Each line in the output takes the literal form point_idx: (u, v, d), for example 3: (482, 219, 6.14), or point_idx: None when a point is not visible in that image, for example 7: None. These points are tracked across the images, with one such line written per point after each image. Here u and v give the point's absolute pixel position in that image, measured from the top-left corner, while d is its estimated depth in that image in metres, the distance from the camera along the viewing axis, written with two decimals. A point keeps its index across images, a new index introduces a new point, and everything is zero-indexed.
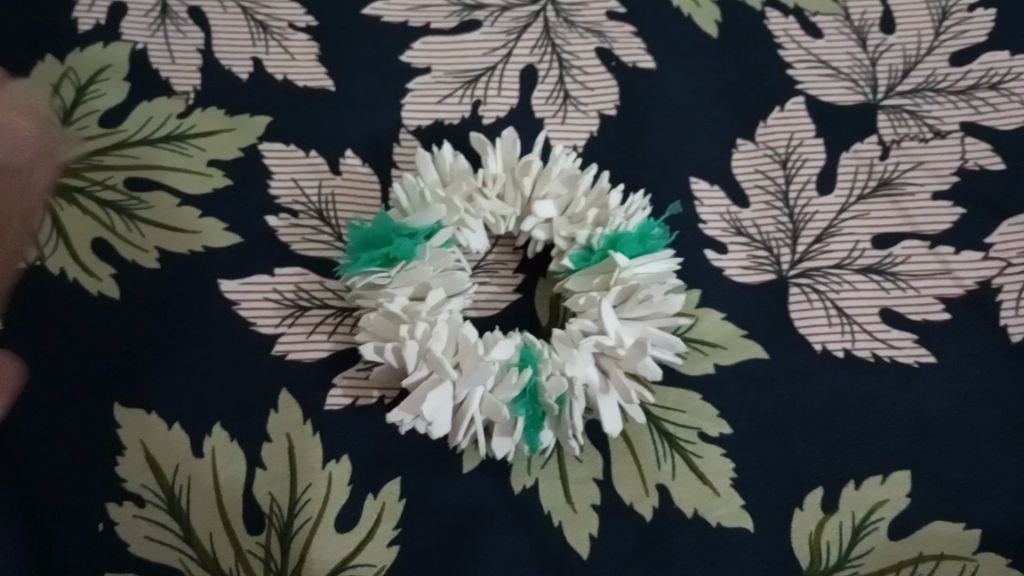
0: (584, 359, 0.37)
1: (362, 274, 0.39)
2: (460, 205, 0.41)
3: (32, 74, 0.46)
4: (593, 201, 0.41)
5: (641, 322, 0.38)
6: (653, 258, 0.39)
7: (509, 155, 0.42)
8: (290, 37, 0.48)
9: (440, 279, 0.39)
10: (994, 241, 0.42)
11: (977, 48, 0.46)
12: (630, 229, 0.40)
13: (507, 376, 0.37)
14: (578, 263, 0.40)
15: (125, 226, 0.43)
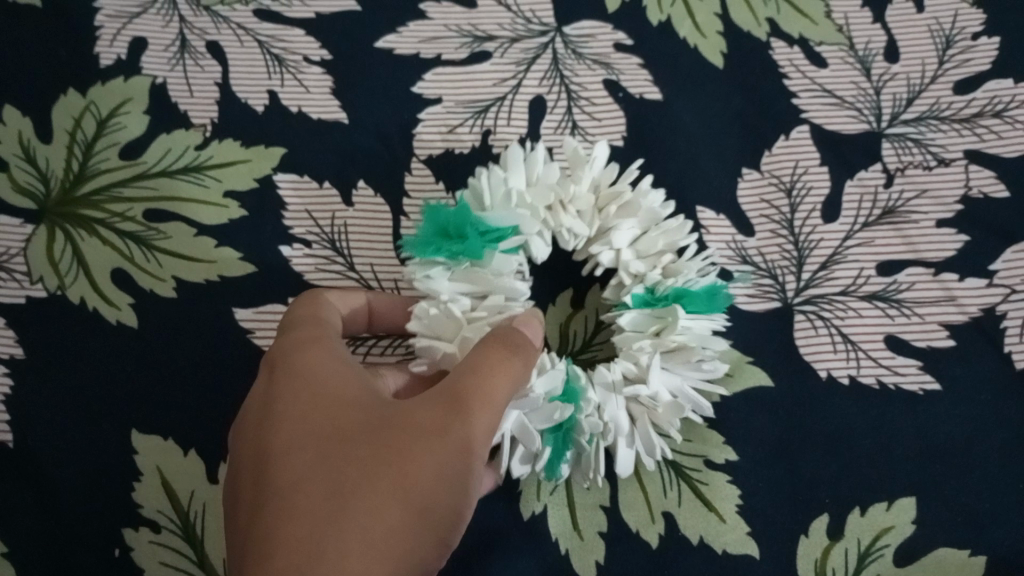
0: (619, 404, 0.38)
1: (425, 265, 0.38)
2: (539, 214, 0.39)
3: (56, 108, 0.47)
4: (668, 246, 0.40)
5: (681, 379, 0.39)
6: (712, 322, 0.39)
7: (598, 175, 0.41)
8: (305, 71, 0.48)
9: (503, 285, 0.38)
10: (998, 268, 0.42)
11: (981, 76, 0.46)
12: (700, 284, 0.40)
13: (545, 409, 0.36)
14: (636, 303, 0.39)
15: (143, 257, 0.44)
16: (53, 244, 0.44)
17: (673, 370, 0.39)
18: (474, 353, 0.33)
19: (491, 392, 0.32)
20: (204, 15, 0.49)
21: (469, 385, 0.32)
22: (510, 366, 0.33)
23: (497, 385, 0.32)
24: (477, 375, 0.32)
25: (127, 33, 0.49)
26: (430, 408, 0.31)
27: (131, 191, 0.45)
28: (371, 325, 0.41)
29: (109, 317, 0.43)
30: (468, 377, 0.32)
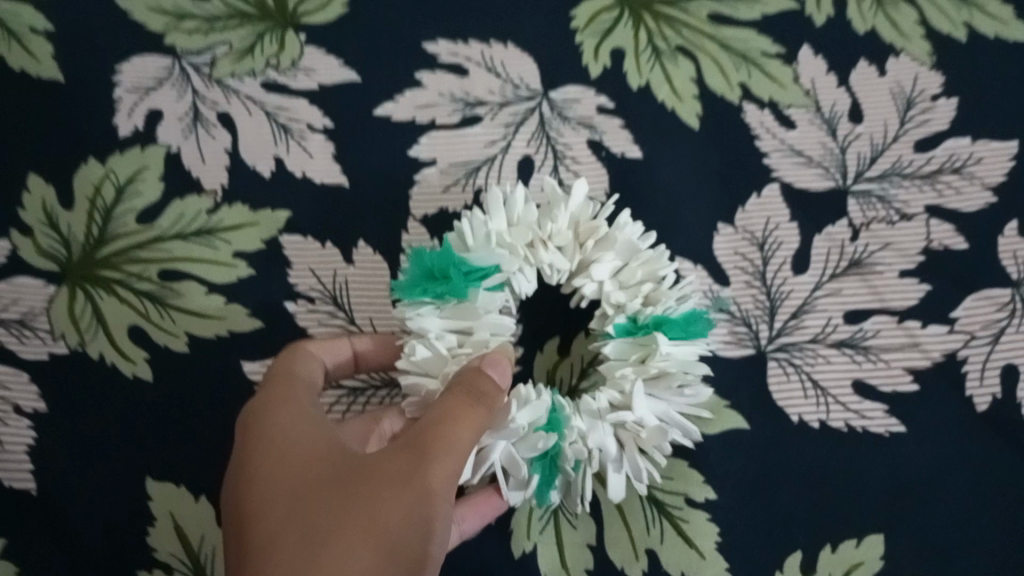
0: (604, 431, 0.40)
1: (414, 305, 0.40)
2: (519, 253, 0.41)
3: (77, 177, 0.50)
4: (649, 274, 0.41)
5: (668, 402, 0.40)
6: (694, 347, 0.40)
7: (577, 209, 0.42)
8: (309, 138, 0.51)
9: (489, 321, 0.40)
10: (959, 315, 0.45)
11: (942, 135, 0.49)
12: (680, 311, 0.41)
13: (530, 438, 0.39)
14: (619, 333, 0.41)
15: (158, 314, 0.48)
16: (75, 303, 0.48)
17: (658, 395, 0.40)
18: (440, 402, 0.36)
19: (454, 440, 0.35)
20: (217, 88, 0.51)
21: (435, 432, 0.35)
22: (477, 413, 0.36)
23: (459, 434, 0.35)
24: (440, 427, 0.35)
25: (143, 105, 0.51)
26: (396, 458, 0.35)
27: (147, 254, 0.49)
28: (358, 369, 0.44)
29: (127, 371, 0.48)
30: (429, 429, 0.35)
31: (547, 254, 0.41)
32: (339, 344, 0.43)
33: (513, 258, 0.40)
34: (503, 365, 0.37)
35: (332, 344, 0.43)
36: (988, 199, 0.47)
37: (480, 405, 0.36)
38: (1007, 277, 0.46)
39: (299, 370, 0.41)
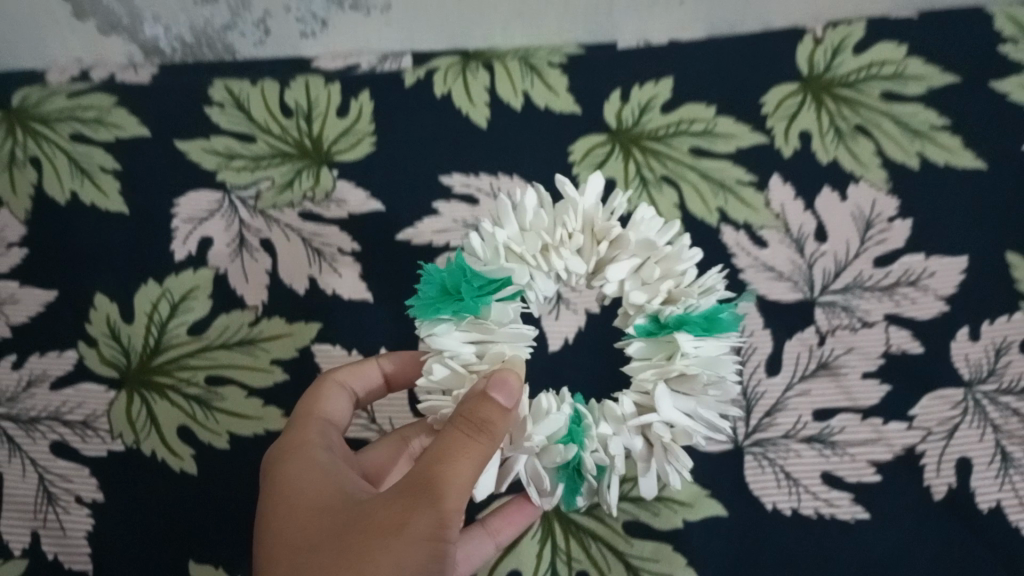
0: (624, 439, 0.42)
1: (429, 322, 0.41)
2: (533, 262, 0.42)
3: (138, 295, 0.58)
4: (668, 271, 0.42)
5: (694, 402, 0.41)
6: (719, 343, 0.41)
7: (589, 211, 0.43)
8: (339, 259, 0.58)
9: (504, 335, 0.42)
10: (917, 413, 0.50)
11: (898, 252, 0.55)
12: (703, 308, 0.41)
13: (550, 450, 0.42)
14: (642, 332, 0.42)
15: (203, 415, 0.55)
16: (132, 407, 0.55)
17: (685, 395, 0.41)
18: (442, 439, 0.39)
19: (449, 478, 0.38)
20: (260, 217, 0.59)
21: (433, 474, 0.38)
22: (475, 444, 0.38)
23: (456, 470, 0.38)
24: (437, 464, 0.38)
25: (196, 232, 0.59)
26: (399, 503, 0.38)
27: (196, 361, 0.56)
28: (391, 388, 0.50)
29: (175, 466, 0.54)
30: (426, 469, 0.38)
31: (560, 260, 0.42)
32: (370, 369, 0.49)
33: (526, 269, 0.42)
34: (509, 387, 0.39)
35: (357, 373, 0.49)
36: (942, 309, 0.53)
37: (481, 435, 0.38)
38: (959, 377, 0.51)
39: (326, 410, 0.47)
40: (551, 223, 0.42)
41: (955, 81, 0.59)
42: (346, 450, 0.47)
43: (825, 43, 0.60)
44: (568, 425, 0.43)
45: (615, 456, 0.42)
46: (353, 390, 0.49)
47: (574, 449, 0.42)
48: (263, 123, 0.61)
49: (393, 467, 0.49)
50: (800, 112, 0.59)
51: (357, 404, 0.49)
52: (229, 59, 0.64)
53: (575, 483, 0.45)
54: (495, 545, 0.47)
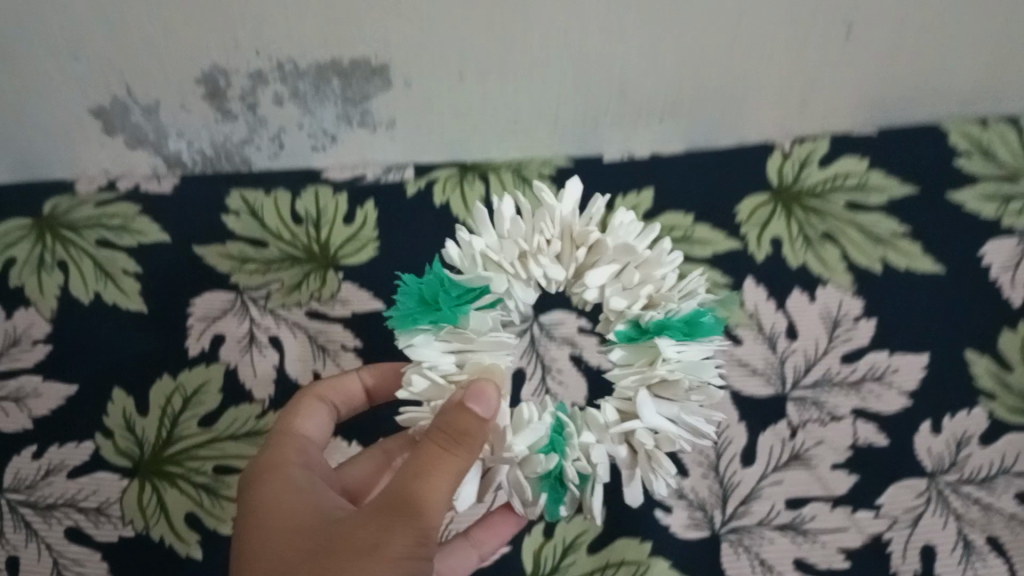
0: (604, 448, 0.45)
1: (408, 334, 0.45)
2: (511, 268, 0.45)
3: (154, 388, 0.62)
4: (647, 275, 0.45)
5: (676, 407, 0.44)
6: (699, 345, 0.44)
7: (566, 215, 0.45)
8: (342, 356, 0.62)
9: (482, 343, 0.45)
10: (883, 501, 0.55)
11: (864, 349, 0.59)
12: (684, 312, 0.45)
13: (532, 460, 0.45)
14: (624, 338, 0.45)
15: (211, 503, 0.59)
16: (144, 495, 0.59)
17: (666, 399, 0.44)
18: (422, 450, 0.42)
19: (429, 492, 0.41)
20: (269, 316, 0.63)
21: (414, 490, 0.41)
22: (455, 458, 0.41)
23: (433, 481, 0.41)
24: (415, 479, 0.41)
25: (209, 329, 0.63)
26: (378, 519, 0.41)
27: (205, 452, 0.60)
28: (371, 400, 0.55)
29: (182, 550, 0.58)
30: (405, 484, 0.41)
31: (538, 265, 0.45)
32: (352, 382, 0.54)
33: (504, 276, 0.45)
34: (485, 399, 0.42)
35: (339, 388, 0.54)
36: (905, 404, 0.57)
37: (458, 446, 0.41)
38: (922, 469, 0.56)
39: (309, 425, 0.51)
40: (527, 230, 0.45)
41: (913, 192, 0.64)
42: (324, 465, 0.50)
43: (794, 157, 0.65)
44: (550, 435, 0.46)
45: (596, 464, 0.45)
46: (335, 403, 0.53)
47: (554, 459, 0.45)
48: (275, 230, 0.66)
49: (373, 478, 0.54)
50: (771, 221, 0.63)
51: (339, 416, 0.54)
52: (245, 170, 0.68)
53: (558, 496, 0.46)
54: (478, 555, 0.52)
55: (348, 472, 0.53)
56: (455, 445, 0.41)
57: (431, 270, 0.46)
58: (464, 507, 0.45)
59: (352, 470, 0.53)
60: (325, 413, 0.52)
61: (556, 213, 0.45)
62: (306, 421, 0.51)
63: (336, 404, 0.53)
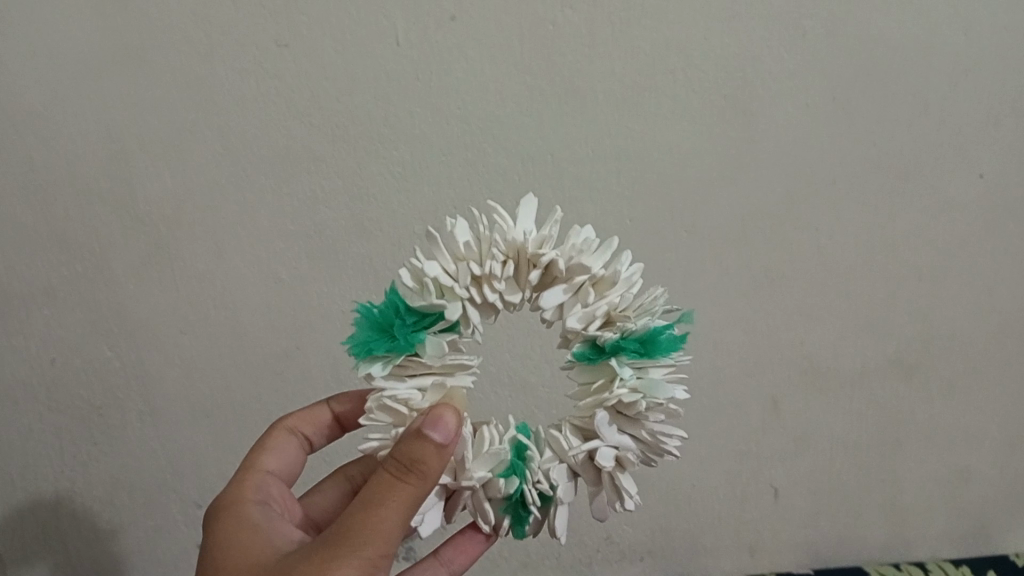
0: (563, 468, 0.48)
1: (367, 364, 0.46)
2: (464, 292, 0.46)
3: None
4: (602, 295, 0.47)
5: (637, 426, 0.47)
6: (654, 363, 0.46)
7: (518, 238, 0.46)
8: None
9: (439, 367, 0.46)
10: None
11: None
12: (639, 332, 0.46)
13: (493, 483, 0.48)
14: (582, 358, 0.48)
15: None
16: None
17: (629, 420, 0.47)
18: (380, 474, 0.43)
19: (383, 516, 0.41)
20: None
21: (369, 514, 0.41)
22: (409, 483, 0.42)
23: (387, 510, 0.41)
24: (369, 510, 0.42)
25: None
26: (328, 545, 0.41)
27: None
28: (341, 427, 0.62)
29: None
30: (358, 510, 0.42)
31: (492, 289, 0.46)
32: (321, 413, 0.61)
33: (459, 302, 0.46)
34: (442, 424, 0.43)
35: (305, 425, 0.60)
36: None
37: (413, 474, 0.42)
38: None
39: (280, 463, 0.58)
40: (481, 253, 0.46)
41: None
42: (288, 493, 0.56)
43: None
44: (510, 459, 0.48)
45: (555, 483, 0.48)
46: (307, 435, 0.60)
47: (514, 483, 0.47)
48: None
49: (340, 501, 0.61)
50: None
51: (310, 444, 0.61)
52: None
53: (520, 515, 0.49)
54: (447, 570, 0.56)
55: (316, 497, 0.61)
56: (406, 473, 0.42)
57: (387, 297, 0.48)
58: (427, 533, 0.47)
59: (320, 498, 0.61)
60: (293, 448, 0.59)
61: (507, 234, 0.46)
62: (276, 458, 0.58)
63: (306, 437, 0.60)
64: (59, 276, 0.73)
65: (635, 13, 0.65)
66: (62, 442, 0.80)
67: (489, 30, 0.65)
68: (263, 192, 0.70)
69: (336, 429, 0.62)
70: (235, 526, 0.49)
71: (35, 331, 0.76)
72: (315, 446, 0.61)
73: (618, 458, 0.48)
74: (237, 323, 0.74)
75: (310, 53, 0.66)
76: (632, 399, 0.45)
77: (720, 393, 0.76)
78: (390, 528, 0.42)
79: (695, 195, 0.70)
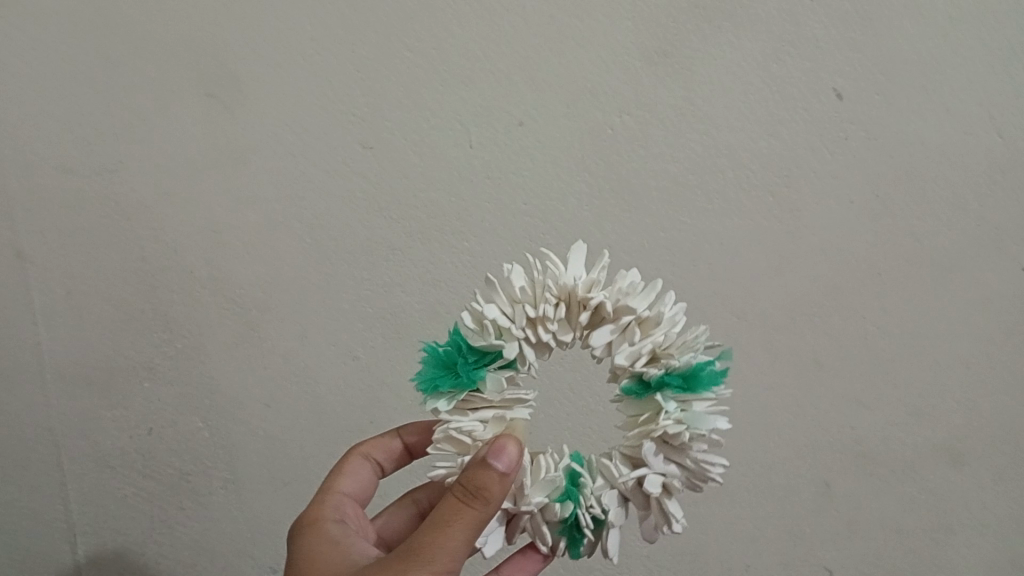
0: (614, 494, 0.52)
1: (433, 399, 0.52)
2: (520, 333, 0.51)
3: None
4: (648, 333, 0.51)
5: (683, 455, 0.50)
6: (696, 397, 0.49)
7: (569, 282, 0.51)
8: None
9: (500, 401, 0.52)
10: None
11: None
12: (681, 368, 0.50)
13: (549, 507, 0.52)
14: (630, 392, 0.52)
15: None
16: None
17: (673, 449, 0.50)
18: (449, 499, 0.47)
19: (449, 538, 0.46)
20: None
21: (436, 537, 0.46)
22: (474, 509, 0.46)
23: (453, 533, 0.46)
24: (438, 531, 0.46)
25: None
26: (398, 563, 0.46)
27: None
28: (411, 454, 0.67)
29: None
30: (428, 533, 0.46)
31: (545, 330, 0.51)
32: (392, 441, 0.66)
33: (515, 342, 0.51)
34: (504, 454, 0.47)
35: (378, 451, 0.65)
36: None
37: (478, 500, 0.46)
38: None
39: (355, 485, 0.63)
40: (535, 297, 0.51)
41: None
42: (362, 513, 0.62)
43: None
44: (564, 485, 0.52)
45: (606, 507, 0.52)
46: (379, 460, 0.65)
47: (569, 507, 0.52)
48: None
49: (410, 522, 0.66)
50: None
51: (383, 470, 0.66)
52: None
53: (576, 538, 0.53)
54: None
55: (387, 520, 0.66)
56: (471, 499, 0.46)
57: (451, 336, 0.53)
58: (491, 553, 0.52)
59: (391, 519, 0.66)
60: (367, 472, 0.64)
61: (558, 279, 0.51)
62: (353, 482, 0.63)
63: (379, 463, 0.65)
64: (160, 352, 0.81)
65: (685, 118, 0.71)
66: (155, 504, 0.87)
67: (552, 134, 0.72)
68: (344, 278, 0.77)
69: (405, 456, 0.67)
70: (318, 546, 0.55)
71: (137, 402, 0.83)
72: (387, 471, 0.66)
73: (665, 484, 0.51)
74: (316, 399, 0.80)
75: (391, 156, 0.74)
76: (676, 430, 0.48)
77: (772, 476, 0.79)
78: (455, 552, 0.46)
79: (745, 284, 0.74)
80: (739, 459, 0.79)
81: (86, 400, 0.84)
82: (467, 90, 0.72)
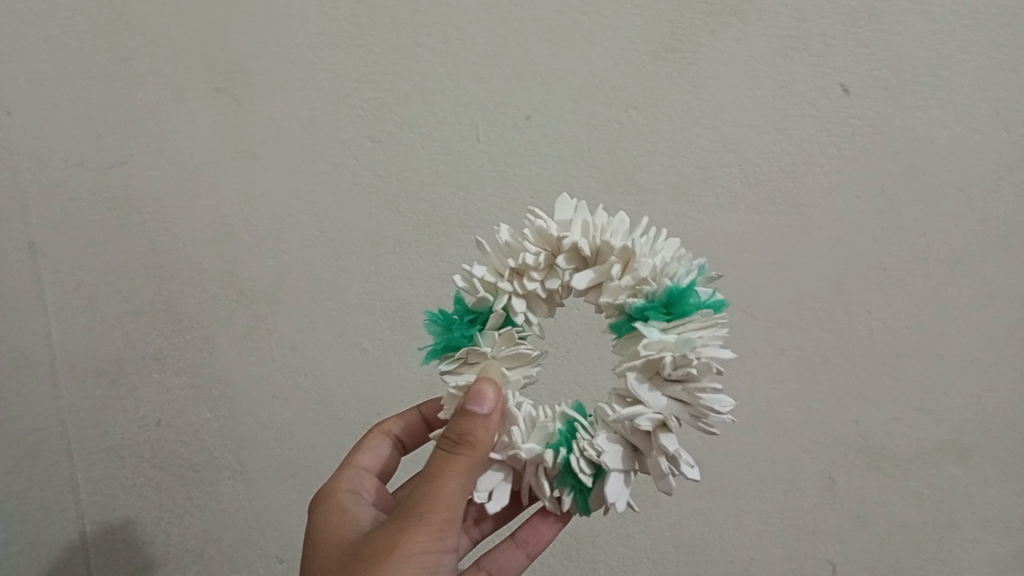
0: (610, 438, 0.50)
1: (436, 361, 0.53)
2: (507, 286, 0.51)
3: None
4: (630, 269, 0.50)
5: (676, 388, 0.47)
6: (681, 322, 0.47)
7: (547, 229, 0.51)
8: None
9: (500, 357, 0.52)
10: None
11: None
12: (660, 294, 0.48)
13: (542, 455, 0.51)
14: (618, 330, 0.51)
15: None
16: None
17: (663, 380, 0.48)
18: (439, 450, 0.49)
19: (444, 490, 0.48)
20: None
21: (431, 490, 0.49)
22: (463, 456, 0.48)
23: (445, 482, 0.48)
24: (432, 483, 0.49)
25: None
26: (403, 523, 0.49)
27: None
28: (429, 426, 0.67)
29: None
30: (425, 487, 0.49)
31: (531, 279, 0.51)
32: (410, 415, 0.67)
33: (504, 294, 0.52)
34: (482, 397, 0.48)
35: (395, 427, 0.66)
36: None
37: (463, 446, 0.48)
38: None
39: (373, 459, 0.64)
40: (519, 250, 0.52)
41: None
42: (380, 486, 0.63)
43: None
44: (556, 433, 0.52)
45: (601, 450, 0.50)
46: (398, 436, 0.66)
47: (560, 454, 0.51)
48: None
49: None
50: None
51: (404, 445, 0.67)
52: None
53: (579, 488, 0.52)
54: (523, 553, 0.61)
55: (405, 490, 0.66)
56: (458, 449, 0.49)
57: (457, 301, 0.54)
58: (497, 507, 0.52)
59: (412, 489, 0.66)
60: (385, 445, 0.65)
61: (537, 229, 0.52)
62: (369, 457, 0.64)
63: (399, 438, 0.66)
64: (170, 343, 0.82)
65: (692, 114, 0.71)
66: (164, 494, 0.87)
67: (559, 130, 0.73)
68: (352, 271, 0.77)
69: (424, 428, 0.67)
70: (330, 515, 0.57)
71: (146, 393, 0.84)
72: (408, 445, 0.67)
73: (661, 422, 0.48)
74: (323, 391, 0.81)
75: (399, 150, 0.74)
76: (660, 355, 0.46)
77: (777, 470, 0.79)
78: (453, 502, 0.49)
79: (751, 280, 0.74)
80: (744, 453, 0.79)
81: (96, 391, 0.85)
82: (475, 85, 0.72)
